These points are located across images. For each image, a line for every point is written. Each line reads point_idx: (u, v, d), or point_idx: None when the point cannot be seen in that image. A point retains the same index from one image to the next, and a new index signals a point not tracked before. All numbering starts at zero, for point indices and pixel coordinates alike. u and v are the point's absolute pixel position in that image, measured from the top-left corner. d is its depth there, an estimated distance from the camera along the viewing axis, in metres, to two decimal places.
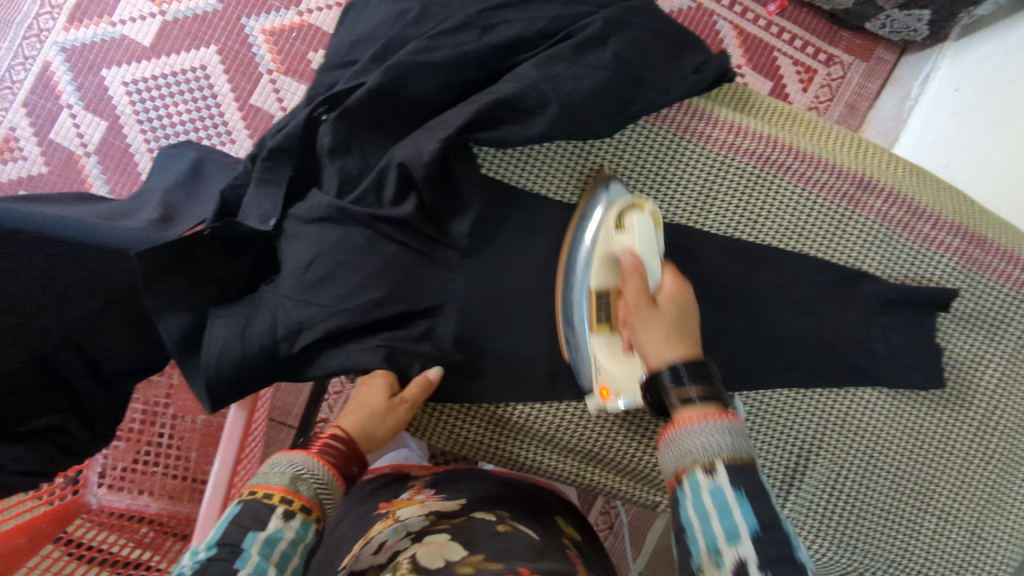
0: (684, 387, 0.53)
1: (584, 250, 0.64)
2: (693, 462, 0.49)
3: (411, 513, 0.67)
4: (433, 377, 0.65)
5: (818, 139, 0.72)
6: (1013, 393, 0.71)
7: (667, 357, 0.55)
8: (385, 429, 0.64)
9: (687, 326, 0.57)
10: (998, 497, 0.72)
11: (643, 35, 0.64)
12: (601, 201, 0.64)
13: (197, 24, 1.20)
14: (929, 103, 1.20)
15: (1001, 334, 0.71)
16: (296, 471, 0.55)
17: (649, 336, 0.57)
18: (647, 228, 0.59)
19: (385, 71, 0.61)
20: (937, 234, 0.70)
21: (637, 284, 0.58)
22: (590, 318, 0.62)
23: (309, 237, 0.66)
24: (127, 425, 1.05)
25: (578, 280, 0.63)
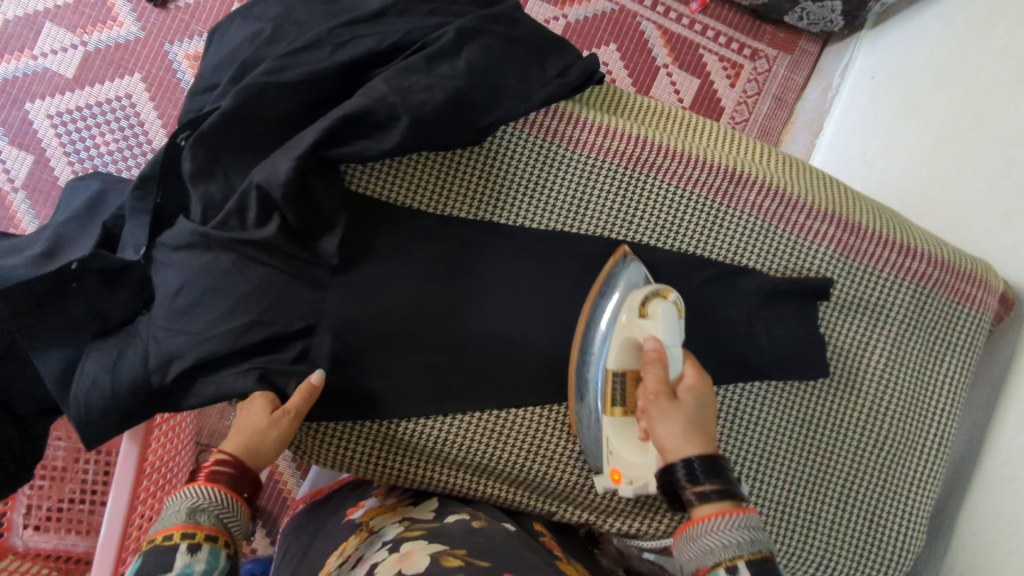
0: (699, 483, 0.52)
1: (601, 329, 0.64)
2: (716, 561, 0.49)
3: (385, 522, 0.64)
4: (317, 381, 0.62)
5: (688, 137, 0.74)
6: (907, 371, 0.71)
7: (683, 451, 0.54)
8: (277, 448, 0.60)
9: (705, 422, 0.57)
10: (900, 485, 0.71)
11: (499, 43, 0.64)
12: (621, 280, 0.65)
13: (120, 53, 1.18)
14: (848, 95, 1.20)
15: (888, 315, 0.72)
16: (191, 503, 0.53)
17: (666, 428, 0.56)
18: (670, 316, 0.61)
19: (237, 93, 0.60)
20: (811, 224, 0.71)
21: (658, 373, 0.57)
22: (606, 399, 0.63)
23: (176, 264, 0.65)
24: (50, 463, 0.96)
25: (597, 354, 0.64)
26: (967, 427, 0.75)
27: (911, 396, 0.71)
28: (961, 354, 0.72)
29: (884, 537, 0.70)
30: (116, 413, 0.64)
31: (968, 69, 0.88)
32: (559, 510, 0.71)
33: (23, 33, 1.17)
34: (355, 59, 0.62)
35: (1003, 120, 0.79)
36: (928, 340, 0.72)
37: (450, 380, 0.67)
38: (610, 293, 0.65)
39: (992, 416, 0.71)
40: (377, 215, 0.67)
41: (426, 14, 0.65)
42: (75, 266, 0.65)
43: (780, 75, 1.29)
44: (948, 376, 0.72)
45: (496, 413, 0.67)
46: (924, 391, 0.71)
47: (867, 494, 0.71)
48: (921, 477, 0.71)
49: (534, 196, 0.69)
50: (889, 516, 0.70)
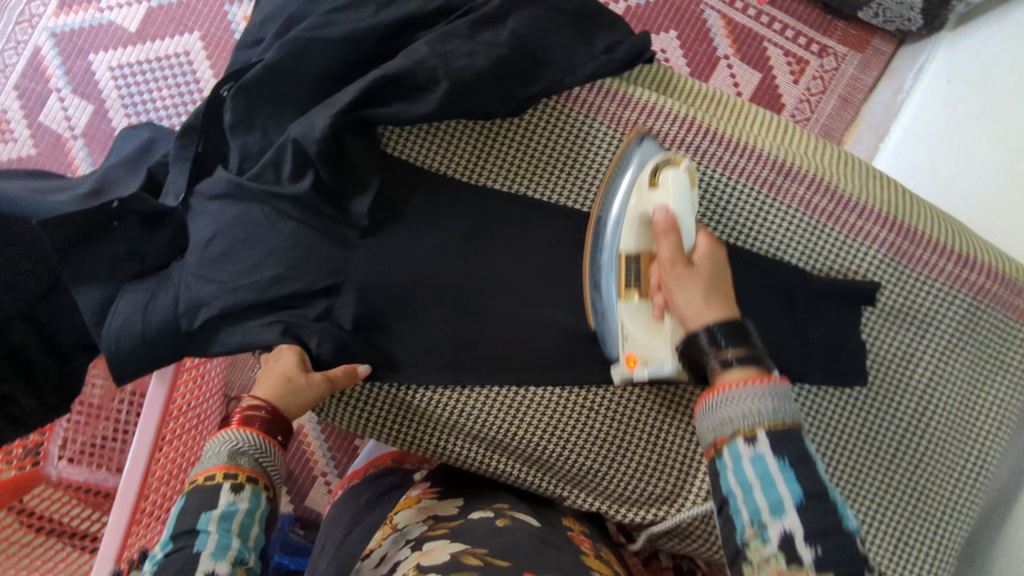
0: (722, 351, 0.50)
1: (614, 212, 0.61)
2: (734, 430, 0.46)
3: (409, 520, 0.62)
4: (361, 371, 0.64)
5: (739, 124, 0.71)
6: (961, 344, 0.67)
7: (705, 317, 0.52)
8: (306, 403, 0.60)
9: (722, 284, 0.55)
10: (934, 508, 0.66)
11: (547, 13, 0.63)
12: (635, 158, 0.62)
13: (181, 11, 1.20)
14: (919, 99, 1.14)
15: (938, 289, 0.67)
16: (231, 446, 0.53)
17: (684, 295, 0.54)
18: (682, 184, 0.58)
19: (281, 47, 0.61)
20: (862, 224, 0.67)
21: (672, 242, 0.55)
22: (620, 281, 0.60)
23: (209, 213, 0.66)
24: (86, 400, 0.97)
25: (609, 241, 0.61)
26: None
27: (954, 416, 0.67)
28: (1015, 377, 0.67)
29: (910, 560, 0.66)
30: (143, 354, 0.64)
31: None
32: (570, 497, 0.69)
33: None
34: (399, 20, 0.61)
35: None
36: (980, 358, 0.67)
37: (470, 354, 0.66)
38: (621, 181, 0.62)
39: None
40: (411, 181, 0.67)
41: None
42: (115, 206, 0.67)
43: (849, 74, 1.22)
44: (998, 399, 0.67)
45: (516, 389, 0.66)
46: (969, 412, 0.67)
47: (896, 514, 0.66)
48: (958, 503, 0.66)
49: (573, 173, 0.67)
50: (920, 540, 0.66)
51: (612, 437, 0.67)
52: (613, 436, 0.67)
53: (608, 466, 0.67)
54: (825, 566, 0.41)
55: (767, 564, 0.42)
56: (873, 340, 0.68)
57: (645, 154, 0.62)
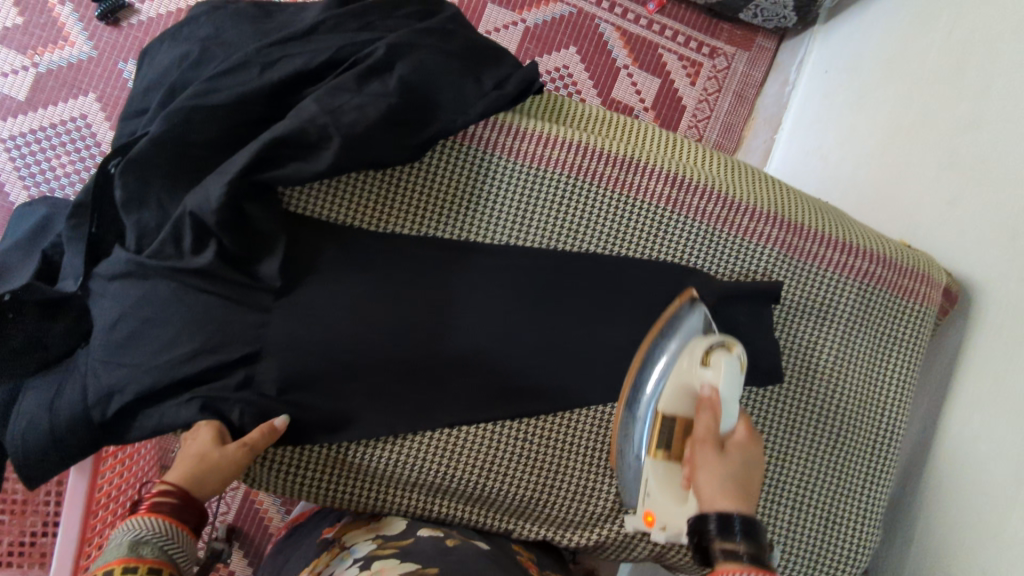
0: (731, 539, 0.48)
1: (658, 374, 0.62)
2: None
3: (357, 539, 0.63)
4: (279, 425, 0.61)
5: (632, 142, 0.73)
6: (876, 348, 0.72)
7: (719, 504, 0.50)
8: (223, 480, 0.58)
9: (752, 482, 0.53)
10: (858, 481, 0.71)
11: (432, 57, 0.64)
12: (686, 322, 0.64)
13: (73, 73, 1.15)
14: (804, 89, 1.21)
15: (850, 299, 0.72)
16: (134, 535, 0.52)
17: (707, 475, 0.52)
18: (735, 371, 0.58)
19: (165, 119, 0.60)
20: (756, 226, 0.71)
21: (710, 422, 0.55)
22: (652, 439, 0.60)
23: (109, 294, 0.64)
24: (7, 497, 0.89)
25: (648, 394, 0.62)
26: (919, 420, 0.76)
27: (863, 397, 0.72)
28: (912, 352, 0.72)
29: (839, 535, 0.70)
30: (59, 448, 0.62)
31: (915, 63, 0.89)
32: (516, 527, 0.70)
33: None
34: (285, 79, 0.61)
35: (947, 113, 0.81)
36: (893, 332, 0.72)
37: (400, 402, 0.66)
38: (670, 333, 0.64)
39: (955, 371, 0.72)
40: (320, 235, 0.66)
41: (359, 29, 0.65)
42: (8, 297, 0.63)
43: (740, 71, 1.30)
44: (900, 375, 0.72)
45: (448, 431, 0.66)
46: (876, 390, 0.72)
47: (823, 494, 0.71)
48: (874, 475, 0.72)
49: (479, 209, 0.69)
50: (845, 514, 0.71)
51: (551, 465, 0.68)
52: (550, 464, 0.68)
53: (549, 492, 0.68)
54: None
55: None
56: (798, 346, 0.72)
57: (697, 324, 0.63)
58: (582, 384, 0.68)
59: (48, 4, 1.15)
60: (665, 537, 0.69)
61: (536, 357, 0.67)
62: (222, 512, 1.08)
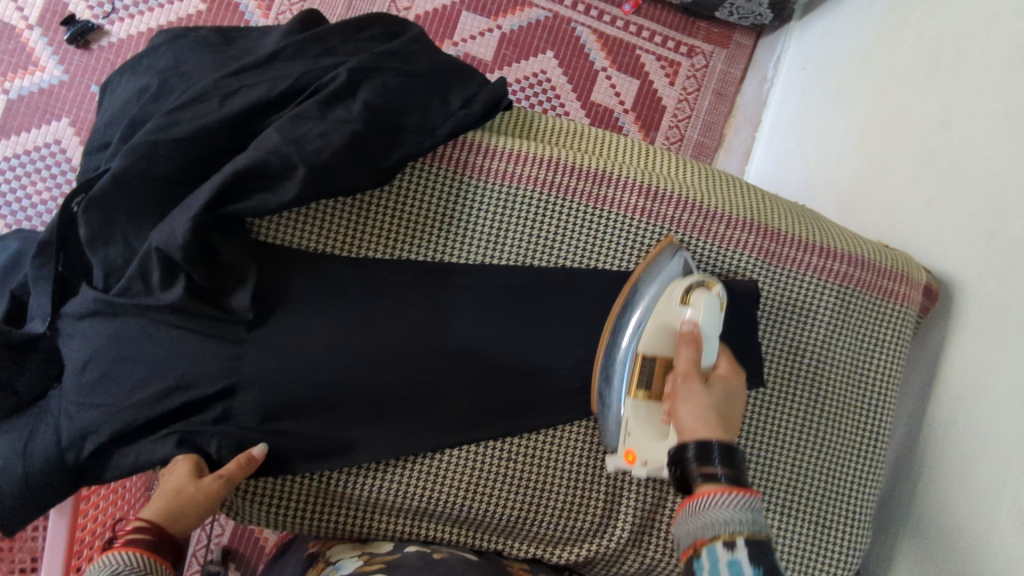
0: (711, 466, 0.50)
1: (635, 318, 0.65)
2: (713, 536, 0.45)
3: (343, 555, 0.63)
4: (257, 454, 0.60)
5: (603, 154, 0.73)
6: (855, 341, 0.72)
7: (700, 432, 0.52)
8: (199, 513, 0.56)
9: (729, 412, 0.57)
10: (849, 477, 0.71)
11: (396, 79, 0.63)
12: (664, 267, 0.66)
13: (44, 99, 1.13)
14: (782, 86, 1.21)
15: (825, 294, 0.72)
16: (110, 571, 0.49)
17: (690, 405, 0.55)
18: (714, 308, 0.61)
19: (126, 155, 0.59)
20: (731, 234, 0.70)
21: (691, 355, 0.58)
22: (631, 380, 0.63)
23: (79, 334, 0.63)
24: None
25: (627, 343, 0.64)
26: (905, 418, 0.76)
27: (847, 398, 0.72)
28: (894, 350, 0.72)
29: (828, 538, 0.70)
30: (33, 494, 0.60)
31: (889, 58, 0.89)
32: (505, 547, 0.68)
33: None
34: (246, 108, 0.60)
35: (921, 107, 0.81)
36: (870, 323, 0.72)
37: (382, 430, 0.64)
38: (650, 279, 0.66)
39: (939, 369, 0.72)
40: (290, 264, 0.65)
41: (320, 54, 0.64)
42: None
43: (718, 69, 1.29)
44: (882, 374, 0.72)
45: (430, 454, 0.65)
46: (860, 391, 0.72)
47: (814, 494, 0.71)
48: (861, 476, 0.71)
49: (450, 230, 0.68)
50: (834, 518, 0.70)
51: (536, 483, 0.67)
52: (533, 483, 0.67)
53: (537, 511, 0.67)
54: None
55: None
56: (778, 347, 0.72)
57: (676, 269, 0.66)
58: (565, 400, 0.67)
59: (16, 30, 1.13)
60: (654, 550, 0.68)
61: (515, 376, 0.66)
62: (215, 535, 1.07)
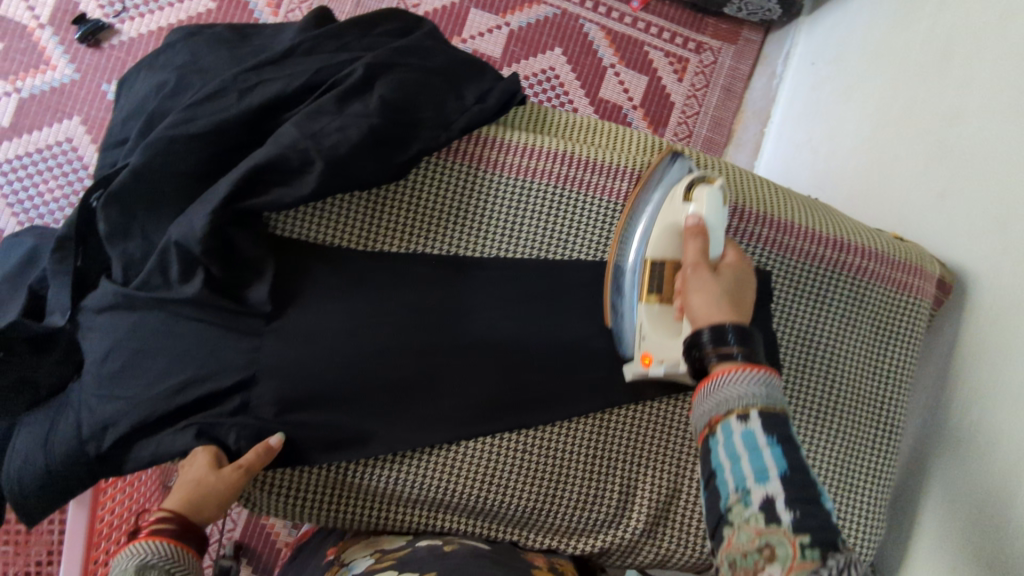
0: (726, 346, 0.51)
1: (642, 229, 0.66)
2: (728, 410, 0.48)
3: (356, 554, 0.63)
4: (274, 444, 0.60)
5: (617, 148, 0.73)
6: (863, 319, 0.72)
7: (714, 317, 0.54)
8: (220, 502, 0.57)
9: (740, 296, 0.57)
10: (865, 457, 0.71)
11: (412, 74, 0.64)
12: (666, 175, 0.67)
13: (56, 98, 1.14)
14: (791, 80, 1.21)
15: (833, 275, 0.72)
16: (139, 560, 0.51)
17: (700, 293, 0.56)
18: (716, 200, 0.61)
19: (145, 150, 0.59)
20: (744, 226, 0.71)
21: (699, 245, 0.59)
22: (642, 285, 0.64)
23: (99, 328, 0.63)
24: (10, 527, 0.88)
25: (634, 250, 0.66)
26: (919, 412, 0.76)
27: (860, 386, 0.72)
28: (908, 343, 0.72)
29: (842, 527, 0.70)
30: (55, 486, 0.61)
31: (900, 52, 0.90)
32: (521, 539, 0.69)
33: None
34: (263, 103, 0.61)
35: (932, 100, 0.81)
36: (877, 301, 0.72)
37: (399, 422, 0.65)
38: (654, 186, 0.67)
39: (953, 359, 0.72)
40: (307, 257, 0.65)
41: (336, 50, 0.65)
42: None
43: (726, 65, 1.29)
44: (896, 366, 0.72)
45: (445, 447, 0.66)
46: (873, 382, 0.72)
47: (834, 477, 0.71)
48: (874, 467, 0.72)
49: (464, 223, 0.68)
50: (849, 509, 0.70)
51: (551, 474, 0.67)
52: (548, 474, 0.67)
53: (552, 503, 0.67)
54: (802, 528, 0.42)
55: (747, 525, 0.44)
56: (789, 332, 0.72)
57: (679, 171, 0.67)
58: (580, 393, 0.67)
59: (28, 29, 1.14)
60: (670, 540, 0.68)
61: (530, 368, 0.67)
62: (229, 530, 1.08)
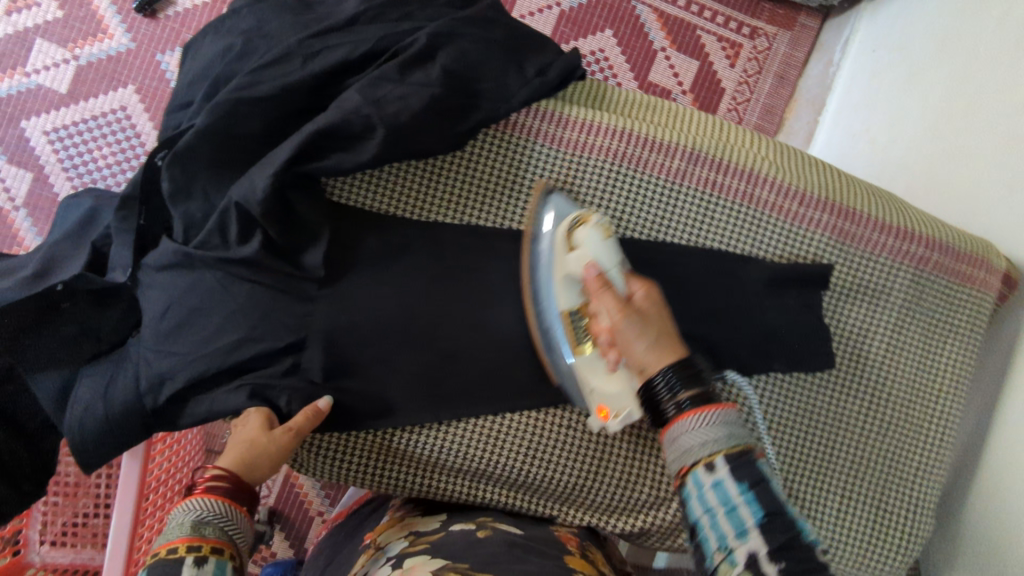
0: (677, 396, 0.52)
1: (545, 275, 0.63)
2: (696, 461, 0.49)
3: (392, 538, 0.64)
4: (323, 407, 0.61)
5: (676, 126, 0.71)
6: (922, 311, 0.70)
7: (656, 364, 0.53)
8: (272, 464, 0.57)
9: (670, 328, 0.55)
10: (914, 454, 0.70)
11: (474, 45, 0.63)
12: (550, 212, 0.64)
13: (112, 66, 1.16)
14: (851, 69, 1.17)
15: (895, 266, 0.70)
16: (196, 516, 0.53)
17: (635, 346, 0.53)
18: (598, 240, 0.59)
19: (212, 111, 0.60)
20: (804, 211, 0.69)
21: (609, 299, 0.55)
22: (569, 341, 0.61)
23: (157, 286, 0.65)
24: (62, 479, 0.92)
25: (548, 304, 0.63)
26: (975, 411, 0.74)
27: (916, 378, 0.70)
28: (964, 333, 0.70)
29: (888, 525, 0.69)
30: (112, 435, 0.63)
31: (969, 40, 0.86)
32: (559, 514, 0.69)
33: (14, 51, 1.15)
34: (327, 69, 0.61)
35: (1007, 91, 0.77)
36: (937, 293, 0.70)
37: (446, 394, 0.65)
38: (541, 236, 0.64)
39: (1016, 353, 0.70)
40: (361, 224, 0.65)
41: (401, 19, 0.65)
42: (62, 288, 0.66)
43: (781, 52, 1.25)
44: (950, 360, 0.70)
45: (492, 419, 0.66)
46: (926, 380, 0.70)
47: (879, 473, 0.70)
48: (926, 464, 0.70)
49: (519, 198, 0.68)
50: (895, 505, 0.69)
51: (594, 451, 0.67)
52: (591, 451, 0.67)
53: (593, 480, 0.67)
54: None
55: None
56: (847, 322, 0.70)
57: (563, 211, 0.64)
58: None
59: None
60: None
61: None
62: (264, 496, 1.10)
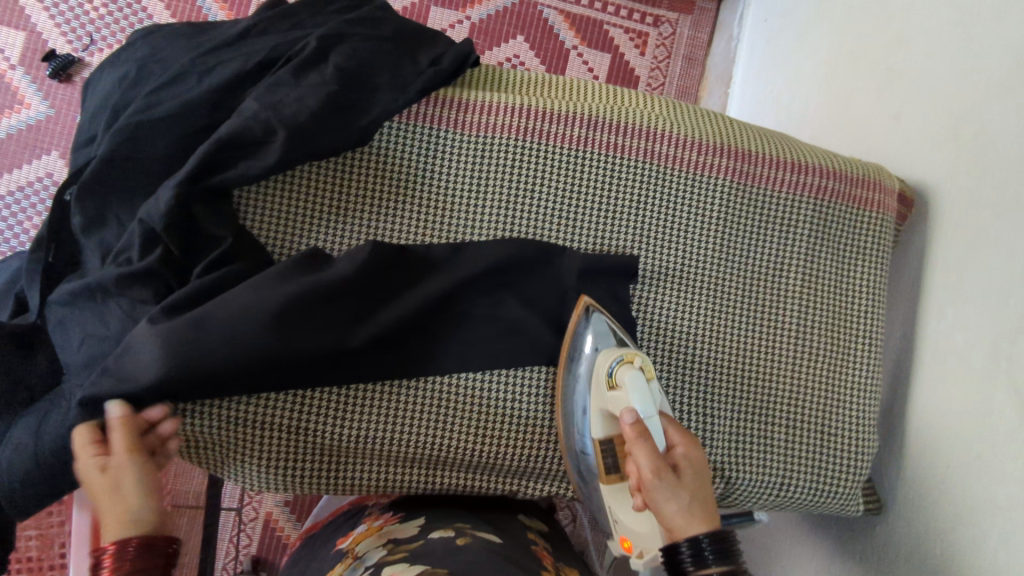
0: (704, 565, 0.50)
1: (579, 405, 0.65)
2: None
3: (369, 546, 0.62)
4: (123, 412, 0.57)
5: (573, 98, 0.75)
6: (828, 241, 0.74)
7: (690, 529, 0.52)
8: (135, 494, 0.54)
9: (706, 493, 0.56)
10: (845, 377, 0.73)
11: (364, 43, 0.66)
12: (588, 335, 0.66)
13: (32, 134, 1.15)
14: (748, 41, 1.23)
15: (796, 203, 0.74)
16: None
17: (670, 507, 0.53)
18: (642, 381, 0.60)
19: (113, 138, 0.62)
20: (703, 160, 0.72)
21: (646, 451, 0.55)
22: (600, 468, 0.64)
23: (72, 320, 0.63)
24: (22, 555, 0.89)
25: (580, 430, 0.65)
26: (898, 327, 0.77)
27: (833, 305, 0.74)
28: (868, 258, 0.75)
29: (832, 449, 0.72)
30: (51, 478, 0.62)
31: None
32: (520, 488, 0.71)
33: None
34: (223, 82, 0.64)
35: (878, 31, 0.83)
36: (839, 222, 0.75)
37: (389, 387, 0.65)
38: (578, 356, 0.66)
39: (924, 266, 0.74)
40: (281, 234, 0.66)
41: (290, 28, 0.68)
42: None
43: (685, 35, 1.32)
44: (862, 282, 0.74)
45: (438, 404, 0.66)
46: (843, 304, 0.74)
47: (817, 400, 0.73)
48: (857, 383, 0.73)
49: (431, 185, 0.69)
50: (836, 429, 0.72)
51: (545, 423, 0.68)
52: (542, 424, 0.68)
53: (546, 449, 0.68)
54: None
55: None
56: (762, 260, 0.73)
57: (599, 334, 0.66)
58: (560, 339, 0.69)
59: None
60: None
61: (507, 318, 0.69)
62: (245, 545, 1.07)
